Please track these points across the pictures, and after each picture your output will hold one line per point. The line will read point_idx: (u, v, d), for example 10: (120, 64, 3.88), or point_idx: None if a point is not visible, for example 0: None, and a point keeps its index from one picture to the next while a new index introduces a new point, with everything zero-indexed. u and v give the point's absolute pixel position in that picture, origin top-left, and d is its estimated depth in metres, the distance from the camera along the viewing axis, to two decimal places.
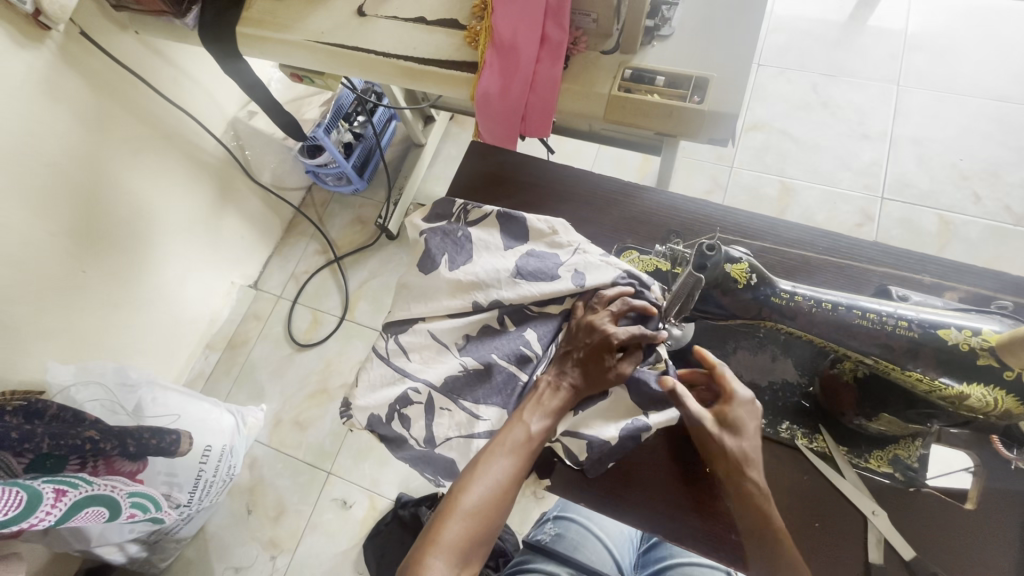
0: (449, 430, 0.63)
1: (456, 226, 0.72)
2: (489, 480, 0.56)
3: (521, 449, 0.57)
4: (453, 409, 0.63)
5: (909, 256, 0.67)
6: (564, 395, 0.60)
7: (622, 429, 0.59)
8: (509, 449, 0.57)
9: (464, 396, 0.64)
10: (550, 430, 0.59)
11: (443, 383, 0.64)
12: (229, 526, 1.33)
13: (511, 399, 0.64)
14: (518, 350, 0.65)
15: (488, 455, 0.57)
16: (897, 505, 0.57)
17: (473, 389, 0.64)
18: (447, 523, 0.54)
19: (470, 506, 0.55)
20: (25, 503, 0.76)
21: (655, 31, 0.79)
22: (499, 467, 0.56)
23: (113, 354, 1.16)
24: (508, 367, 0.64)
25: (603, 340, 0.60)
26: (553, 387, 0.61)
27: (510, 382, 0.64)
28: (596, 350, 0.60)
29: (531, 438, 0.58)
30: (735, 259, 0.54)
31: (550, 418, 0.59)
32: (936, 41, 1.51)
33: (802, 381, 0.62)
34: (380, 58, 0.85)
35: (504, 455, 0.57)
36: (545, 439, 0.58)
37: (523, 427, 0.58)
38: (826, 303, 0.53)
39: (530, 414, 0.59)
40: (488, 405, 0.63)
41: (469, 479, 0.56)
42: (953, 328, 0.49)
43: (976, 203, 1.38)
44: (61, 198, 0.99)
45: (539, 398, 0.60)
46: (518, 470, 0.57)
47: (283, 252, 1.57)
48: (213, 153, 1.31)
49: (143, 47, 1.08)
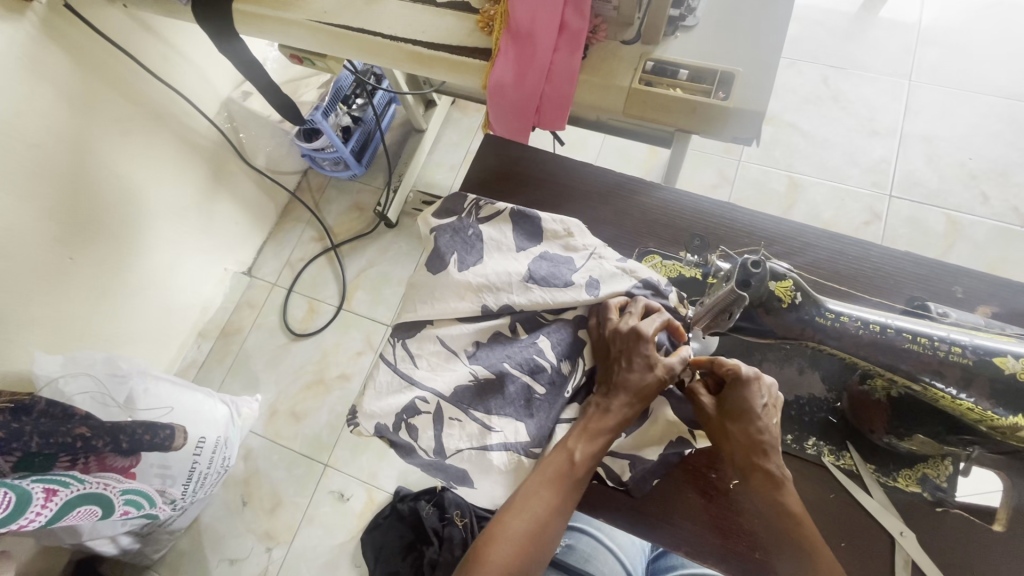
0: (460, 441, 0.60)
1: (467, 223, 0.68)
2: (531, 511, 0.54)
3: (562, 477, 0.55)
4: (464, 419, 0.60)
5: (940, 267, 0.65)
6: (614, 416, 0.56)
7: (666, 446, 0.58)
8: (550, 476, 0.55)
9: (475, 406, 0.60)
10: (602, 451, 0.56)
11: (453, 393, 0.61)
12: (223, 517, 1.31)
13: (525, 412, 0.60)
14: (531, 360, 0.61)
15: (529, 487, 0.55)
16: (926, 526, 0.56)
17: (484, 399, 0.60)
18: (486, 557, 0.52)
19: (509, 535, 0.53)
20: (15, 504, 0.74)
21: (679, 22, 0.76)
22: (540, 498, 0.54)
23: (102, 343, 1.12)
24: (521, 378, 0.61)
25: (635, 345, 0.57)
26: (601, 410, 0.57)
27: (524, 393, 0.60)
28: (633, 353, 0.58)
29: (574, 465, 0.55)
30: (779, 277, 0.52)
31: (597, 442, 0.56)
32: (949, 36, 1.48)
33: (830, 396, 0.60)
34: (387, 42, 0.80)
35: (544, 486, 0.54)
36: (592, 463, 0.56)
37: (564, 453, 0.56)
38: (874, 325, 0.51)
39: (577, 439, 0.56)
40: (501, 415, 0.60)
41: (509, 510, 0.54)
42: (1009, 356, 0.48)
43: (984, 203, 1.37)
44: (45, 180, 0.94)
45: (587, 423, 0.57)
46: (560, 498, 0.54)
47: (278, 238, 1.53)
48: (206, 134, 1.25)
49: (132, 21, 1.02)
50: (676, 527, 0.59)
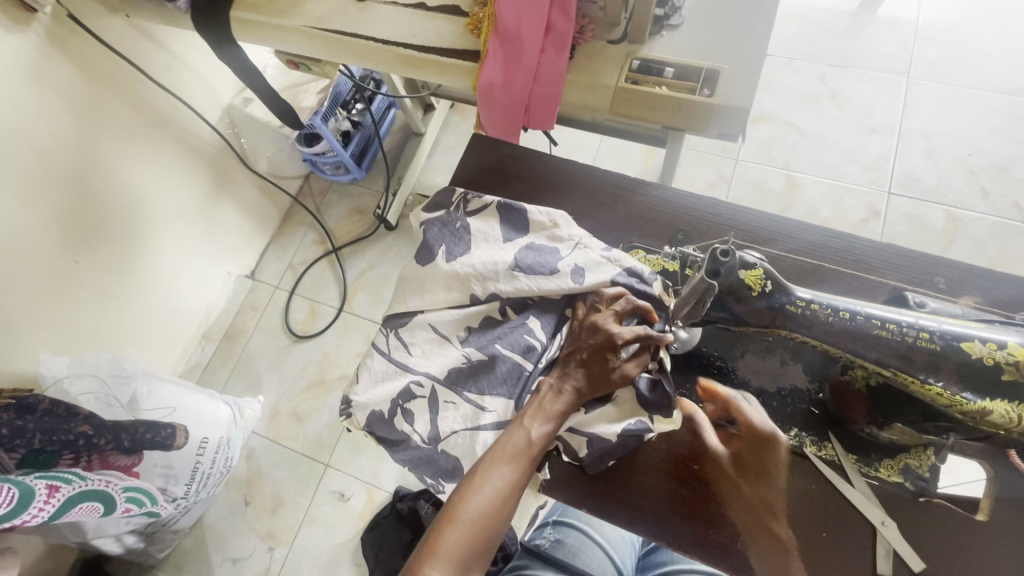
0: (455, 423, 0.61)
1: (455, 217, 0.70)
2: (489, 490, 0.54)
3: (520, 455, 0.55)
4: (458, 401, 0.61)
5: (923, 258, 0.65)
6: (566, 399, 0.58)
7: (627, 427, 0.58)
8: (509, 454, 0.55)
9: (468, 387, 0.61)
10: (554, 433, 0.57)
11: (447, 375, 0.62)
12: (227, 517, 1.32)
13: (516, 389, 0.61)
14: (523, 339, 0.63)
15: (487, 464, 0.55)
16: (908, 516, 0.56)
17: (477, 380, 0.61)
18: (446, 533, 0.52)
19: (468, 514, 0.53)
20: (18, 499, 0.77)
21: (665, 21, 0.77)
22: (499, 475, 0.54)
23: (107, 345, 1.14)
24: (512, 357, 0.62)
25: (606, 345, 0.58)
26: (554, 392, 0.58)
27: (515, 372, 0.62)
28: (601, 351, 0.58)
29: (532, 444, 0.56)
30: (750, 265, 0.52)
31: (551, 423, 0.57)
32: (948, 33, 1.47)
33: (812, 388, 0.60)
34: (379, 45, 0.82)
35: (503, 463, 0.55)
36: (547, 442, 0.57)
37: (522, 433, 0.56)
38: (844, 312, 0.52)
39: (534, 420, 0.57)
40: (494, 395, 0.61)
41: (467, 487, 0.55)
42: (977, 341, 0.48)
43: (984, 199, 1.36)
44: (50, 186, 0.97)
45: (540, 403, 0.58)
46: (518, 476, 0.55)
47: (281, 241, 1.55)
48: (208, 139, 1.27)
49: (135, 30, 1.05)
50: (659, 519, 0.59)
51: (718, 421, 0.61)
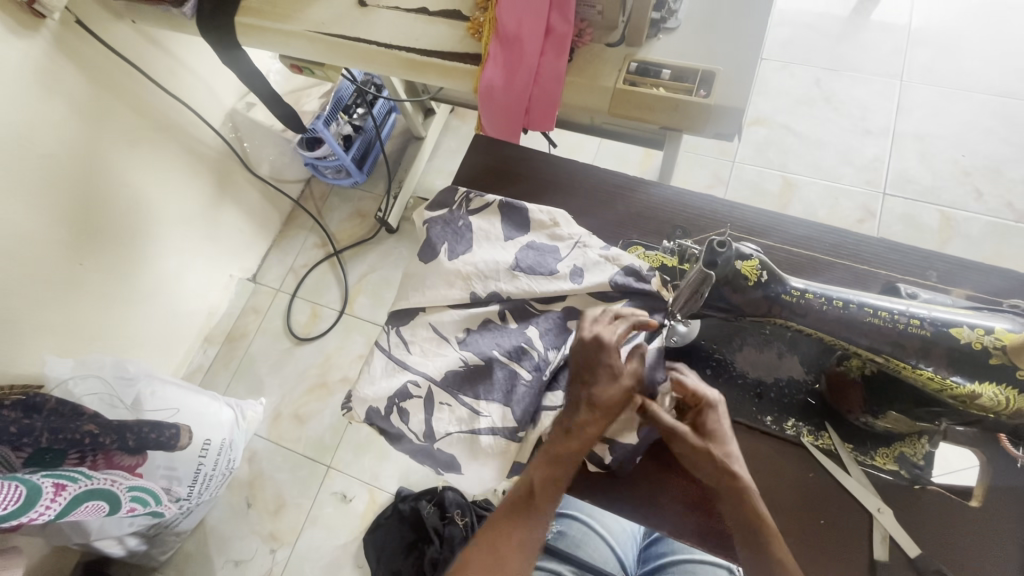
0: (449, 425, 0.61)
1: (457, 215, 0.71)
2: (496, 550, 0.57)
3: (523, 509, 0.58)
4: (453, 404, 0.62)
5: (915, 253, 0.67)
6: (579, 435, 0.57)
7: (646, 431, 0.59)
8: (513, 510, 0.58)
9: (464, 391, 0.62)
10: (562, 476, 0.58)
11: (444, 377, 0.63)
12: (229, 519, 1.33)
13: (512, 396, 0.61)
14: (518, 346, 0.63)
15: (493, 528, 0.58)
16: (903, 503, 0.57)
17: (473, 385, 0.62)
18: None
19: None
20: (25, 497, 0.77)
21: (661, 24, 0.78)
22: (505, 536, 0.57)
23: (111, 347, 1.15)
24: (509, 364, 0.62)
25: (601, 356, 0.57)
26: (564, 430, 0.58)
27: (510, 379, 0.62)
28: (597, 362, 0.57)
29: (531, 494, 0.58)
30: (745, 256, 0.53)
31: (553, 469, 0.57)
32: (940, 36, 1.50)
33: (808, 378, 0.62)
34: (382, 49, 0.83)
35: (507, 523, 0.58)
36: (552, 488, 0.58)
37: (524, 480, 0.59)
38: (837, 301, 0.53)
39: (538, 464, 0.58)
40: (489, 401, 0.61)
41: (477, 539, 0.58)
42: (965, 326, 0.49)
43: (978, 199, 1.37)
44: (56, 189, 0.98)
45: (546, 448, 0.58)
46: (524, 527, 0.57)
47: (282, 244, 1.56)
48: (210, 144, 1.29)
49: (140, 36, 1.07)
50: (660, 508, 0.60)
51: None
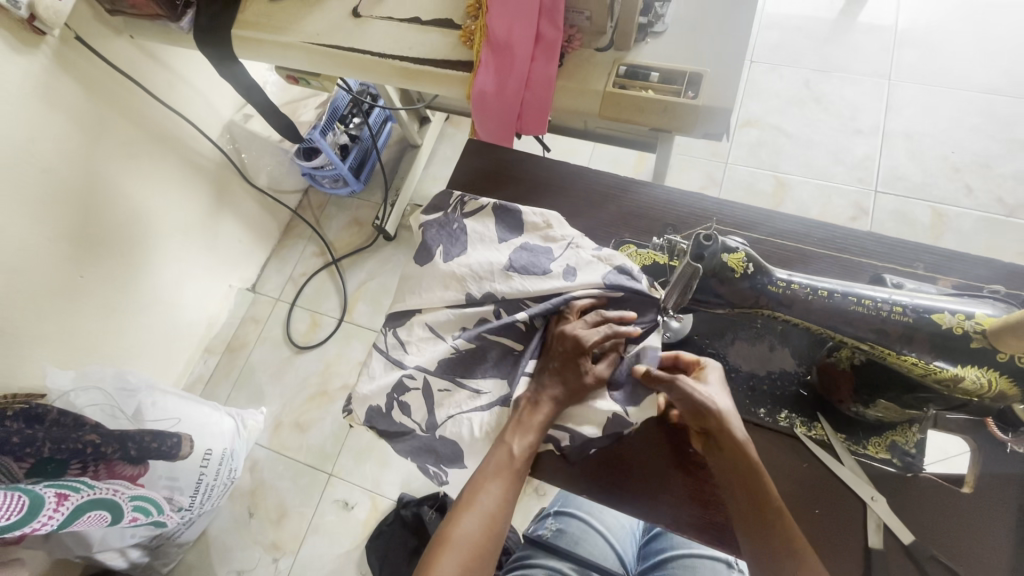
0: (450, 408, 0.63)
1: (452, 218, 0.72)
2: (479, 508, 0.56)
3: (505, 470, 0.57)
4: (452, 389, 0.64)
5: (902, 246, 0.68)
6: (544, 409, 0.59)
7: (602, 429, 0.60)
8: (494, 470, 0.57)
9: (462, 375, 0.64)
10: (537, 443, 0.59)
11: (439, 365, 0.65)
12: (231, 529, 1.33)
13: (509, 368, 0.65)
14: (507, 322, 0.65)
15: (475, 486, 0.57)
16: (896, 490, 0.58)
17: (470, 367, 0.65)
18: (442, 556, 0.54)
19: (462, 536, 0.55)
20: (29, 506, 0.78)
21: (649, 28, 0.80)
22: (488, 494, 0.57)
23: (111, 358, 1.16)
24: (501, 341, 0.66)
25: (575, 352, 0.61)
26: (531, 404, 0.60)
27: (506, 354, 0.66)
28: (572, 356, 0.61)
29: (514, 458, 0.58)
30: (732, 249, 0.55)
31: (534, 436, 0.58)
32: (926, 37, 1.52)
33: (800, 369, 0.63)
34: (376, 58, 0.85)
35: (490, 480, 0.57)
36: (531, 454, 0.58)
37: (502, 446, 0.59)
38: (822, 291, 0.54)
39: (517, 431, 0.58)
40: (487, 377, 0.64)
41: (461, 510, 0.57)
42: (946, 312, 0.50)
43: (969, 195, 1.39)
44: (56, 202, 0.99)
45: (521, 419, 0.59)
46: (508, 488, 0.57)
47: (281, 254, 1.57)
48: (208, 155, 1.30)
49: (139, 51, 1.08)
50: (654, 500, 0.61)
51: None
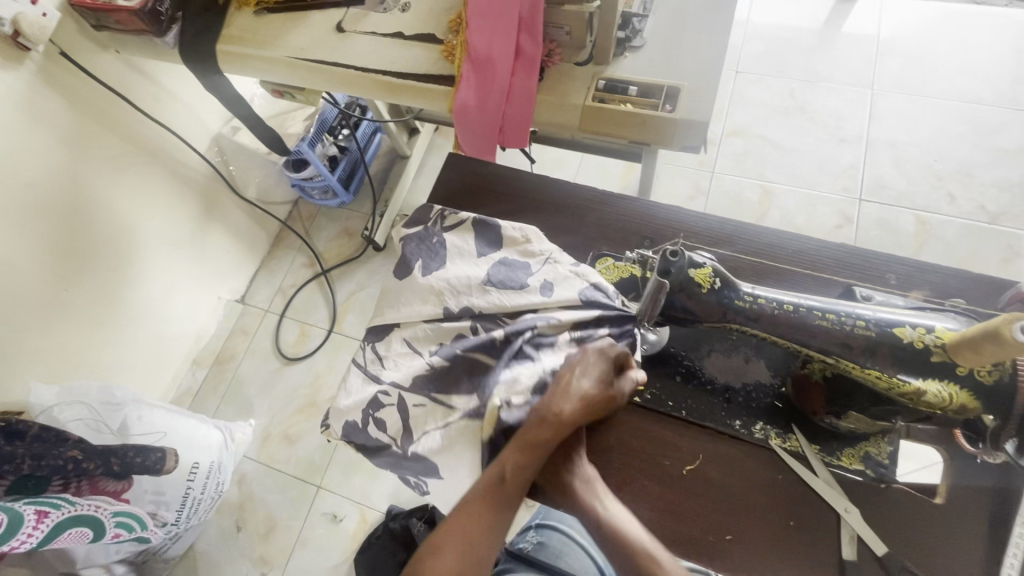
0: (427, 423, 0.63)
1: (432, 232, 0.73)
2: (462, 530, 0.57)
3: (493, 494, 0.58)
4: (427, 405, 0.63)
5: (874, 258, 0.69)
6: (553, 425, 0.58)
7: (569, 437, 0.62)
8: (483, 493, 0.58)
9: (437, 391, 0.63)
10: (531, 468, 0.58)
11: (414, 382, 0.64)
12: (218, 543, 1.31)
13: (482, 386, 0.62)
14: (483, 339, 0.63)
15: (463, 507, 0.58)
16: (869, 501, 0.59)
17: (444, 384, 0.63)
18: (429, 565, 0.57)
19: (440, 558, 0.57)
20: (7, 524, 0.82)
21: (627, 43, 0.81)
22: (472, 515, 0.58)
23: (97, 371, 1.15)
24: (476, 356, 0.63)
25: (594, 361, 0.60)
26: (540, 420, 0.58)
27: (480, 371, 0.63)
28: (593, 366, 0.60)
29: (504, 483, 0.58)
30: (698, 264, 0.55)
31: (529, 460, 0.58)
32: (908, 47, 1.55)
33: (775, 381, 0.64)
34: (358, 73, 0.86)
35: (476, 504, 0.58)
36: (523, 478, 0.58)
37: (497, 467, 0.59)
38: (787, 305, 0.55)
39: (512, 453, 0.58)
40: (461, 395, 0.63)
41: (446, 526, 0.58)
42: (906, 326, 0.51)
43: (951, 203, 1.41)
44: (39, 216, 0.99)
45: (527, 435, 0.58)
46: (495, 509, 0.58)
47: (270, 266, 1.57)
48: (196, 167, 1.30)
49: (125, 65, 1.09)
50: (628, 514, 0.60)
51: (688, 417, 0.64)
